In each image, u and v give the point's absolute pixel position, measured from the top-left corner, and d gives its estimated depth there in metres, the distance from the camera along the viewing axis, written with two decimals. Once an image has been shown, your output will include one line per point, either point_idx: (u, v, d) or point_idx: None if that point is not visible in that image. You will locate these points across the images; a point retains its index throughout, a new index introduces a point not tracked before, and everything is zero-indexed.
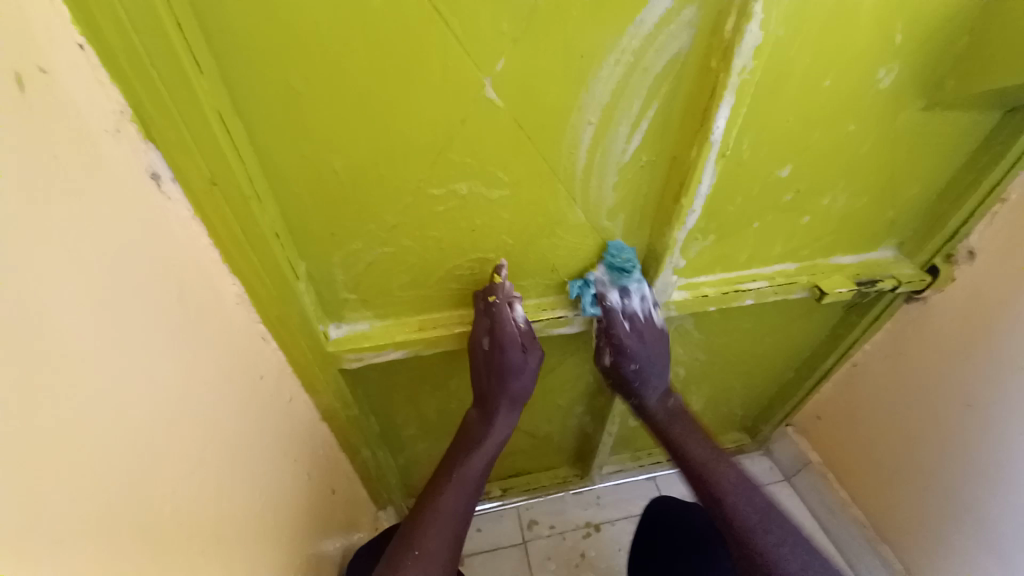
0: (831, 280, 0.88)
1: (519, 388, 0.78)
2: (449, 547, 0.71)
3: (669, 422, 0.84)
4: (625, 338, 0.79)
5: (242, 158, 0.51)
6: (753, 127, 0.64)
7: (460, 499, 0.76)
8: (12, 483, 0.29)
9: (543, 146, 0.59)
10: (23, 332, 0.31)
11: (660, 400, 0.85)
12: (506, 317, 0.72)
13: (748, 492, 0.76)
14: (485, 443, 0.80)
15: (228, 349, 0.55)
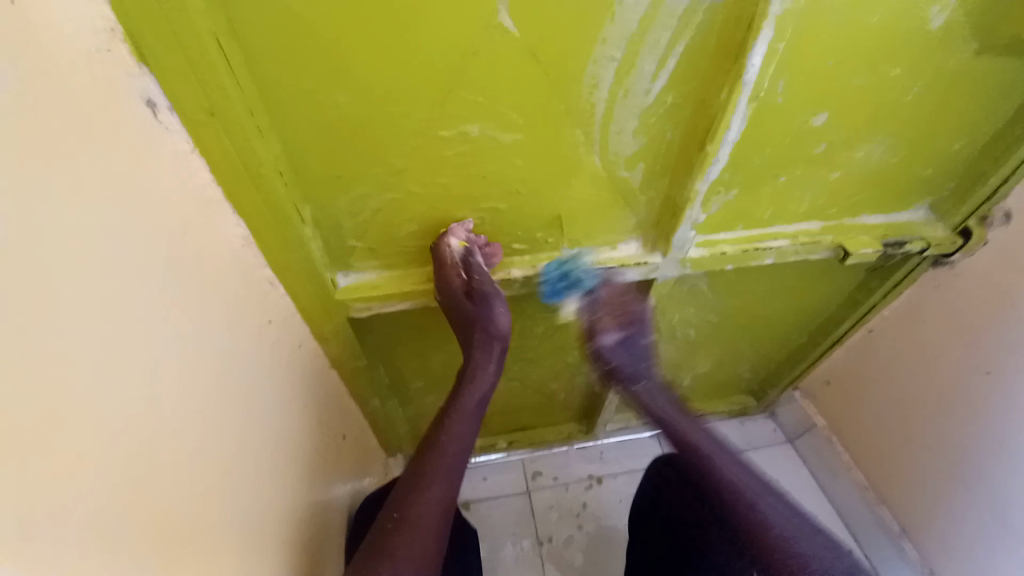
0: (856, 240, 0.84)
1: (481, 330, 0.74)
2: (437, 511, 0.66)
3: (678, 416, 0.80)
4: (634, 309, 0.85)
5: (242, 88, 0.49)
6: (788, 68, 0.59)
7: (443, 461, 0.70)
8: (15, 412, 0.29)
9: (561, 83, 0.55)
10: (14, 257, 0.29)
11: (661, 392, 0.84)
12: (448, 267, 0.68)
13: (767, 492, 0.69)
14: (464, 401, 0.75)
15: (231, 294, 0.53)
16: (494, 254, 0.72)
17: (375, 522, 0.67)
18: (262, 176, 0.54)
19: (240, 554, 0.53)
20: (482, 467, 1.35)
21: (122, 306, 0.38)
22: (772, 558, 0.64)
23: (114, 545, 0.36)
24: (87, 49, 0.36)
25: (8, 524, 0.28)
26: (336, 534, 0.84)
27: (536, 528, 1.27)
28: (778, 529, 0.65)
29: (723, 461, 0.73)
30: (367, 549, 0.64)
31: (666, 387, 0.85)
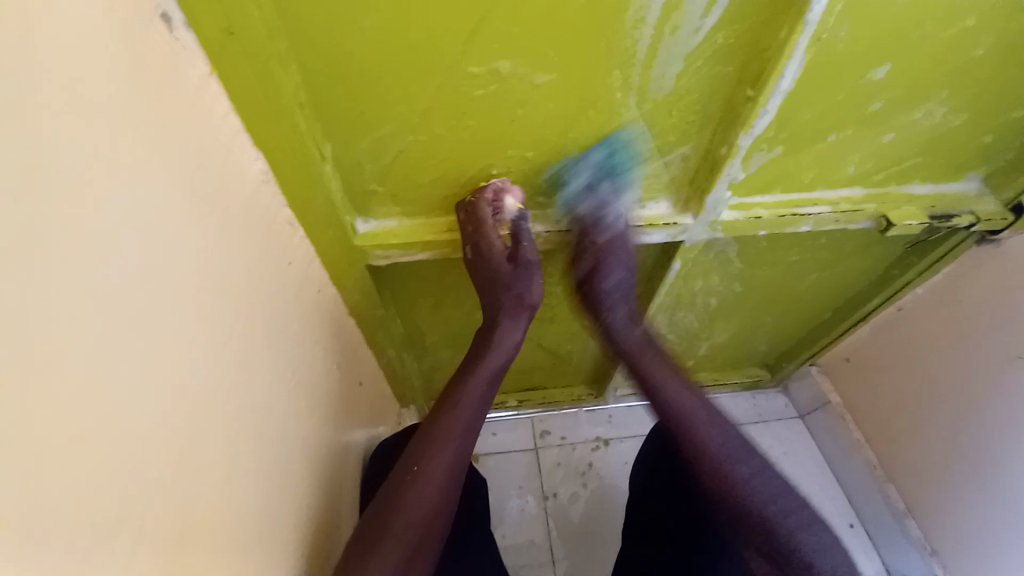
0: (901, 210, 0.79)
1: (513, 295, 0.75)
2: (451, 470, 0.68)
3: (640, 350, 0.77)
4: (614, 242, 0.74)
5: (261, 6, 0.45)
6: (859, 8, 0.53)
7: (464, 420, 0.71)
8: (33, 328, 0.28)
9: (603, 15, 0.51)
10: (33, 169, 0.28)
11: (626, 325, 0.79)
12: (486, 216, 0.68)
13: (715, 426, 0.69)
14: (486, 364, 0.75)
15: (252, 227, 0.53)
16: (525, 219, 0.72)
17: (387, 476, 0.68)
18: (283, 107, 0.52)
19: (261, 485, 0.55)
20: (492, 423, 1.37)
21: (151, 228, 0.38)
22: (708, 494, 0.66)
23: (142, 464, 0.37)
24: None
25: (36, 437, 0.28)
26: (352, 476, 0.86)
27: (543, 484, 1.30)
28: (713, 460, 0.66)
29: (681, 396, 0.72)
30: (382, 498, 0.66)
31: (636, 322, 0.79)
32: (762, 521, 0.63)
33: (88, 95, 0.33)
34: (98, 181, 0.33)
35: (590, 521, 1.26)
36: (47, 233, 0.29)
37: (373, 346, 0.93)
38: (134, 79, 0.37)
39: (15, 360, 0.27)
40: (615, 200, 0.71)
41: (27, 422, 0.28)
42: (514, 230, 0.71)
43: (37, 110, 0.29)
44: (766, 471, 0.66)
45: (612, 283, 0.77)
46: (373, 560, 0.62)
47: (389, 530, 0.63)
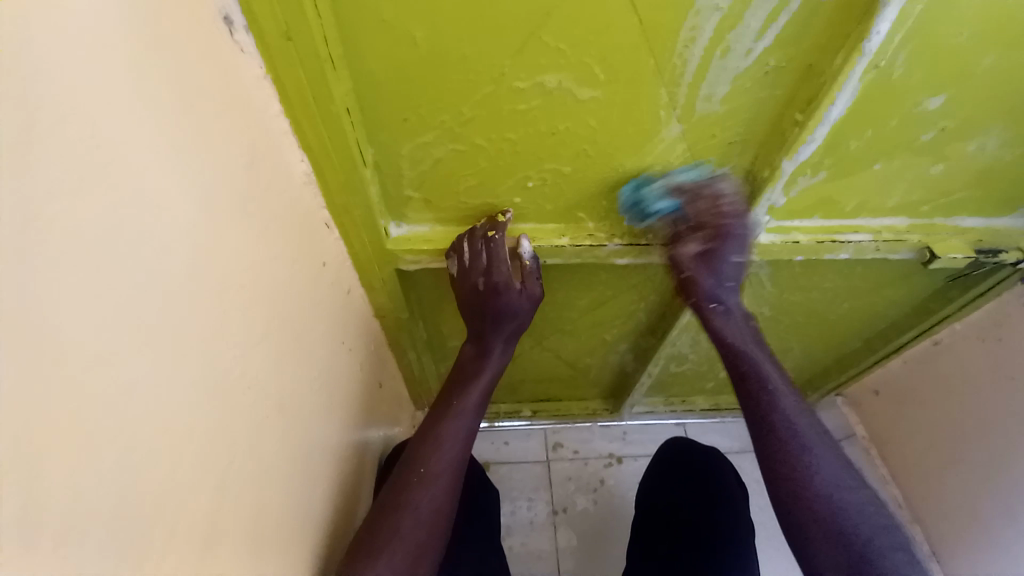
0: (946, 242, 0.76)
1: (516, 326, 0.76)
2: (455, 470, 0.69)
3: (747, 344, 0.70)
4: (729, 218, 0.66)
5: (319, 11, 0.46)
6: (920, 37, 0.51)
7: (464, 426, 0.72)
8: (77, 324, 0.29)
9: (655, 35, 0.51)
10: (87, 163, 0.29)
11: (729, 316, 0.71)
12: (502, 253, 0.69)
13: (825, 442, 0.65)
14: (483, 377, 0.76)
15: (292, 226, 0.55)
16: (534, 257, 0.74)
17: (389, 481, 0.68)
18: (332, 113, 0.53)
19: (286, 479, 0.55)
20: (505, 432, 1.36)
21: (201, 226, 0.40)
22: (813, 506, 0.60)
23: (176, 458, 0.37)
24: None
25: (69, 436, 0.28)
26: (369, 474, 0.87)
27: (553, 497, 1.28)
28: (823, 475, 0.62)
29: (788, 404, 0.66)
30: (386, 500, 0.66)
31: (746, 315, 0.73)
32: (862, 551, 0.57)
33: (137, 89, 0.33)
34: (148, 177, 0.34)
35: (598, 538, 1.23)
36: (92, 225, 0.30)
37: (395, 348, 0.94)
38: (193, 79, 0.38)
39: (55, 350, 0.27)
40: (721, 182, 0.66)
41: (64, 414, 0.28)
42: (528, 266, 0.73)
43: (92, 103, 0.30)
44: (871, 504, 0.61)
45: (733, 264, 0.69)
46: (379, 563, 0.61)
47: (398, 531, 0.63)
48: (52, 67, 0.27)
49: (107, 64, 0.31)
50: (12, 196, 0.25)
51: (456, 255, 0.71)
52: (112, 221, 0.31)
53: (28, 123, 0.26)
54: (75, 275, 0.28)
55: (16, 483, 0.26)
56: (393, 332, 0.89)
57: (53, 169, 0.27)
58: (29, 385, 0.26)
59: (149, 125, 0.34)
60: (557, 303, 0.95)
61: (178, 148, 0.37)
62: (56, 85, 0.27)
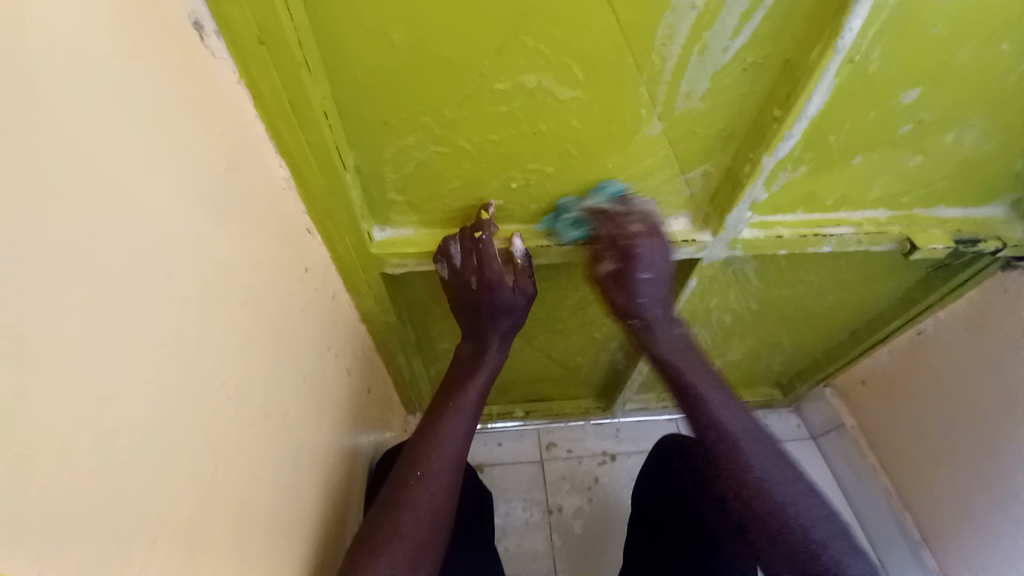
0: (927, 234, 0.78)
1: (513, 322, 0.75)
2: (455, 467, 0.68)
3: (682, 356, 0.70)
4: (637, 239, 0.68)
5: (293, 15, 0.45)
6: (894, 31, 0.52)
7: (463, 421, 0.71)
8: (52, 338, 0.28)
9: (634, 33, 0.51)
10: (61, 172, 0.29)
11: (666, 329, 0.72)
12: (491, 252, 0.68)
13: (765, 441, 0.62)
14: (480, 374, 0.76)
15: (272, 231, 0.54)
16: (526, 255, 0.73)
17: (388, 480, 0.67)
18: (310, 118, 0.52)
19: (273, 489, 0.54)
20: (499, 433, 1.36)
21: (181, 235, 0.39)
22: (753, 512, 0.58)
23: (157, 473, 0.36)
24: None
25: (48, 453, 0.28)
26: (359, 480, 0.86)
27: (548, 497, 1.28)
28: (763, 476, 0.59)
29: (720, 408, 0.65)
30: (385, 498, 0.65)
31: (674, 322, 0.73)
32: (811, 557, 0.54)
33: (108, 94, 0.32)
34: (127, 187, 0.34)
35: (595, 537, 1.23)
36: (68, 237, 0.29)
37: (384, 353, 0.93)
38: (170, 86, 0.38)
39: (29, 366, 0.27)
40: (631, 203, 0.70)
41: (39, 433, 0.27)
42: (521, 264, 0.72)
43: (71, 113, 0.29)
44: (815, 502, 0.58)
45: (647, 276, 0.68)
46: (381, 563, 0.59)
47: (399, 529, 0.61)
48: (17, 74, 0.26)
49: (74, 69, 0.30)
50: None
51: (445, 257, 0.71)
52: (85, 232, 0.30)
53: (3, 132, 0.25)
54: (50, 287, 0.28)
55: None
56: (382, 337, 0.88)
57: (22, 181, 0.26)
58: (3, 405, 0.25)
59: (128, 133, 0.34)
60: (545, 303, 0.95)
61: (151, 154, 0.36)
62: (21, 95, 0.26)
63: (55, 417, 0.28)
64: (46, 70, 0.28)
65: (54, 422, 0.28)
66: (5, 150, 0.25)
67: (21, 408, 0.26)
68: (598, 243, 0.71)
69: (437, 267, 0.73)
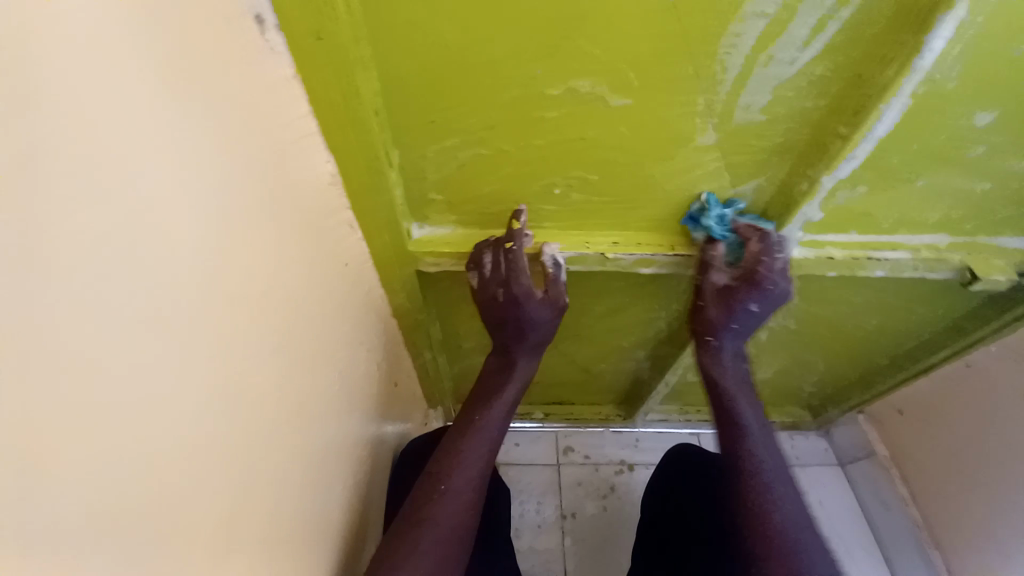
0: (987, 262, 0.73)
1: (542, 336, 0.75)
2: (478, 485, 0.68)
3: (739, 387, 0.71)
4: (764, 272, 0.66)
5: (350, 13, 0.45)
6: (981, 47, 0.48)
7: (486, 441, 0.71)
8: (98, 332, 0.28)
9: (694, 41, 0.49)
10: (115, 171, 0.29)
11: (733, 359, 0.73)
12: (522, 265, 0.68)
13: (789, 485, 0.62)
14: (506, 391, 0.75)
15: (314, 226, 0.54)
16: (559, 266, 0.73)
17: (410, 495, 0.67)
18: (361, 115, 0.52)
19: (303, 479, 0.55)
20: (517, 433, 1.35)
21: (228, 235, 0.40)
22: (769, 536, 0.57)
23: (194, 466, 0.37)
24: None
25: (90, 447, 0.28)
26: (382, 472, 0.87)
27: (562, 501, 1.27)
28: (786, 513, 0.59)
29: (758, 450, 0.65)
30: (405, 515, 0.65)
31: (742, 358, 0.74)
32: None
33: (166, 93, 0.32)
34: (179, 190, 0.34)
35: (606, 544, 1.22)
36: (119, 237, 0.29)
37: (411, 347, 0.93)
38: (227, 86, 0.38)
39: (75, 360, 0.27)
40: (774, 232, 0.67)
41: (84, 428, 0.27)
42: (551, 273, 0.72)
43: (124, 116, 0.29)
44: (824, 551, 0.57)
45: (755, 304, 0.69)
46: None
47: (417, 546, 0.61)
48: (75, 73, 0.26)
49: (124, 63, 0.29)
50: (49, 212, 0.25)
51: (477, 265, 0.70)
52: (134, 228, 0.30)
53: (56, 133, 0.25)
54: (101, 287, 0.28)
55: (32, 497, 0.25)
56: (410, 332, 0.89)
57: (79, 178, 0.26)
58: (39, 402, 0.25)
59: (183, 138, 0.34)
60: (575, 310, 0.93)
61: (201, 150, 0.36)
62: (84, 94, 0.27)
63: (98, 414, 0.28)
64: (104, 76, 0.28)
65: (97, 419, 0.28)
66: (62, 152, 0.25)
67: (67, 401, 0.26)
68: (716, 254, 0.69)
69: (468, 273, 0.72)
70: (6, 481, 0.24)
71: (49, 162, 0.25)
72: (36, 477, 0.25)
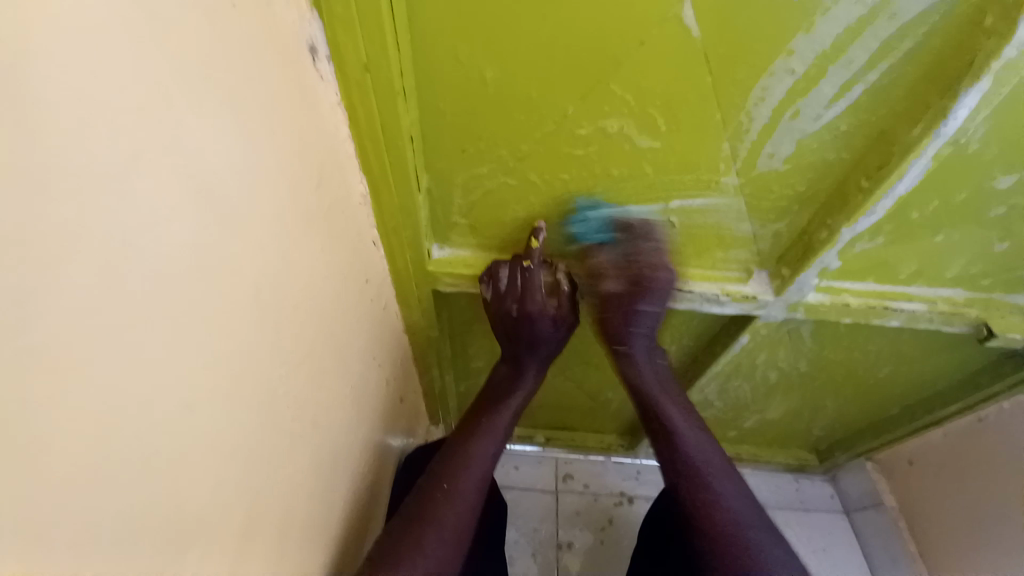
0: (1005, 320, 0.74)
1: (550, 350, 0.77)
2: (480, 489, 0.68)
3: (659, 386, 0.73)
4: (649, 274, 0.68)
5: (399, 48, 0.47)
6: (1006, 113, 0.49)
7: (491, 444, 0.72)
8: (162, 345, 0.29)
9: (725, 91, 0.50)
10: (193, 193, 0.30)
11: (649, 358, 0.75)
12: (536, 283, 0.70)
13: (723, 474, 0.65)
14: (514, 398, 0.77)
15: (343, 242, 0.56)
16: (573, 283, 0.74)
17: (414, 492, 0.66)
18: (398, 142, 0.53)
19: (311, 492, 0.55)
20: (517, 456, 1.34)
21: (272, 252, 0.41)
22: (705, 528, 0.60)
23: (220, 478, 0.37)
24: (292, 18, 0.40)
25: (140, 459, 0.29)
26: (382, 488, 0.86)
27: (558, 530, 1.25)
28: (719, 503, 0.62)
29: (683, 437, 0.69)
30: (409, 512, 0.63)
31: (654, 353, 0.76)
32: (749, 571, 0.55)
33: (235, 120, 0.34)
34: (237, 210, 0.36)
35: None
36: (188, 255, 0.31)
37: (420, 363, 0.94)
38: (283, 112, 0.41)
39: (139, 373, 0.28)
40: (660, 229, 0.67)
41: (137, 441, 0.28)
42: (563, 291, 0.73)
43: (203, 141, 0.31)
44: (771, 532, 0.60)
45: (646, 307, 0.71)
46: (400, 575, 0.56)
47: (422, 545, 0.59)
48: (170, 102, 0.28)
49: (207, 92, 0.31)
50: (138, 233, 0.26)
51: (493, 279, 0.71)
52: (200, 246, 0.32)
53: (146, 160, 0.27)
54: (171, 303, 0.30)
55: (88, 509, 0.25)
56: (420, 348, 0.89)
57: (162, 201, 0.28)
58: (107, 414, 0.26)
59: (245, 160, 0.36)
60: (587, 336, 0.93)
61: (257, 172, 0.38)
62: (175, 123, 0.28)
63: (151, 427, 0.29)
64: (191, 105, 0.30)
65: (149, 431, 0.29)
66: (151, 176, 0.27)
67: (128, 413, 0.27)
68: (603, 260, 0.69)
69: (481, 287, 0.73)
70: (66, 496, 0.24)
71: (137, 182, 0.26)
72: (95, 488, 0.26)
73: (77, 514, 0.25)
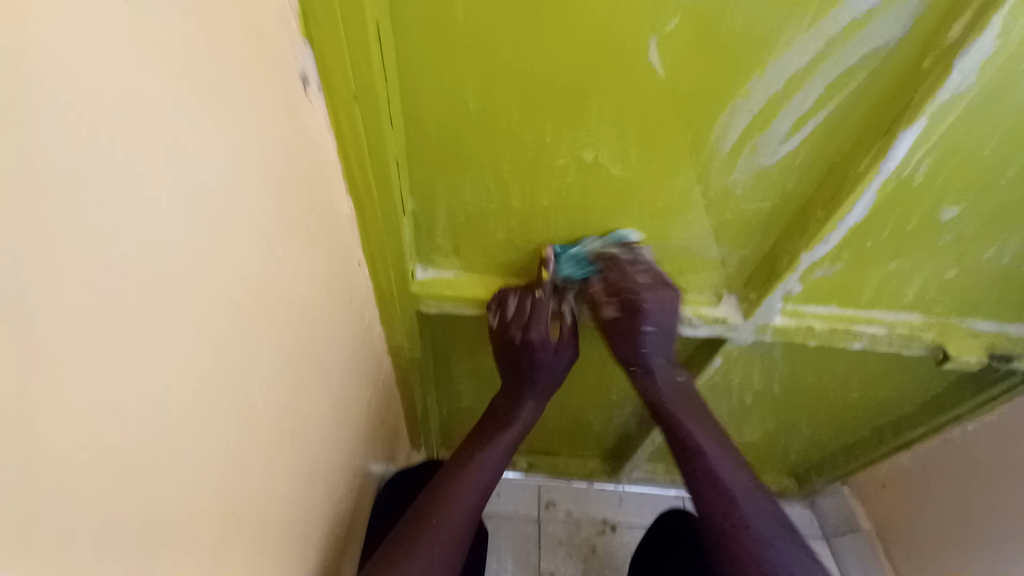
0: (961, 342, 0.77)
1: (550, 382, 0.78)
2: (468, 524, 0.66)
3: (679, 403, 0.72)
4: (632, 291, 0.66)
5: (387, 77, 0.50)
6: (942, 147, 0.54)
7: (485, 474, 0.71)
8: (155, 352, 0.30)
9: (692, 125, 0.55)
10: (195, 206, 0.32)
11: (666, 373, 0.73)
12: (543, 311, 0.73)
13: (748, 487, 0.65)
14: (509, 431, 0.76)
15: (329, 261, 0.57)
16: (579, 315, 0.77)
17: (402, 520, 0.66)
18: (385, 166, 0.56)
19: (287, 514, 0.54)
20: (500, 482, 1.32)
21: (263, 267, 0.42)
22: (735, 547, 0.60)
23: (199, 492, 0.37)
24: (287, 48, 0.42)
25: (121, 466, 0.29)
26: (359, 515, 0.84)
27: (540, 560, 1.23)
28: (745, 518, 0.62)
29: (714, 457, 0.67)
30: (395, 541, 0.63)
31: (674, 369, 0.74)
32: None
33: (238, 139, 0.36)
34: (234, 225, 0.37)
35: None
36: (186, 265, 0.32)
37: (402, 385, 0.94)
38: (281, 136, 0.43)
39: (130, 378, 0.28)
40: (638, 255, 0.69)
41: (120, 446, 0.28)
42: (567, 325, 0.75)
43: (207, 158, 0.33)
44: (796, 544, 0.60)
45: (649, 330, 0.70)
46: None
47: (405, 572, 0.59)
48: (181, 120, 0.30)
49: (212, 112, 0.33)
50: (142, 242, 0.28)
51: (501, 307, 0.73)
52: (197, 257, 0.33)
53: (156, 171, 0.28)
54: (166, 310, 0.30)
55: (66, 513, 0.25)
56: (402, 369, 0.89)
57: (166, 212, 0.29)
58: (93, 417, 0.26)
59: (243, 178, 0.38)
60: None
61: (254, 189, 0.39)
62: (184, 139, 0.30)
63: (137, 433, 0.29)
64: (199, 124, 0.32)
65: (134, 438, 0.29)
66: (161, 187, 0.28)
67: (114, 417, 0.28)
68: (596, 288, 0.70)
69: (490, 314, 0.75)
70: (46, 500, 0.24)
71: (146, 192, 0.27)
72: (74, 491, 0.26)
73: (58, 514, 0.25)
